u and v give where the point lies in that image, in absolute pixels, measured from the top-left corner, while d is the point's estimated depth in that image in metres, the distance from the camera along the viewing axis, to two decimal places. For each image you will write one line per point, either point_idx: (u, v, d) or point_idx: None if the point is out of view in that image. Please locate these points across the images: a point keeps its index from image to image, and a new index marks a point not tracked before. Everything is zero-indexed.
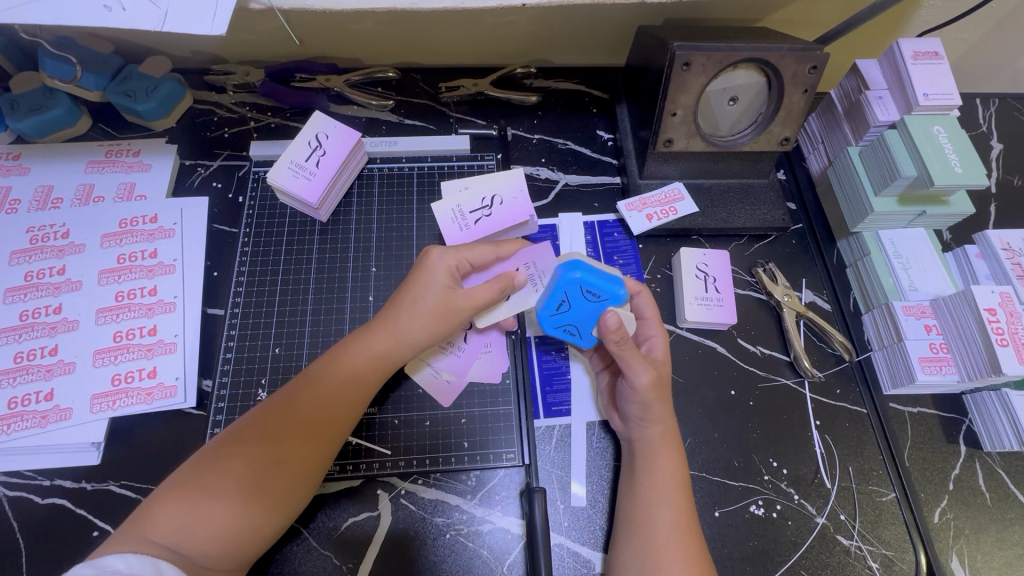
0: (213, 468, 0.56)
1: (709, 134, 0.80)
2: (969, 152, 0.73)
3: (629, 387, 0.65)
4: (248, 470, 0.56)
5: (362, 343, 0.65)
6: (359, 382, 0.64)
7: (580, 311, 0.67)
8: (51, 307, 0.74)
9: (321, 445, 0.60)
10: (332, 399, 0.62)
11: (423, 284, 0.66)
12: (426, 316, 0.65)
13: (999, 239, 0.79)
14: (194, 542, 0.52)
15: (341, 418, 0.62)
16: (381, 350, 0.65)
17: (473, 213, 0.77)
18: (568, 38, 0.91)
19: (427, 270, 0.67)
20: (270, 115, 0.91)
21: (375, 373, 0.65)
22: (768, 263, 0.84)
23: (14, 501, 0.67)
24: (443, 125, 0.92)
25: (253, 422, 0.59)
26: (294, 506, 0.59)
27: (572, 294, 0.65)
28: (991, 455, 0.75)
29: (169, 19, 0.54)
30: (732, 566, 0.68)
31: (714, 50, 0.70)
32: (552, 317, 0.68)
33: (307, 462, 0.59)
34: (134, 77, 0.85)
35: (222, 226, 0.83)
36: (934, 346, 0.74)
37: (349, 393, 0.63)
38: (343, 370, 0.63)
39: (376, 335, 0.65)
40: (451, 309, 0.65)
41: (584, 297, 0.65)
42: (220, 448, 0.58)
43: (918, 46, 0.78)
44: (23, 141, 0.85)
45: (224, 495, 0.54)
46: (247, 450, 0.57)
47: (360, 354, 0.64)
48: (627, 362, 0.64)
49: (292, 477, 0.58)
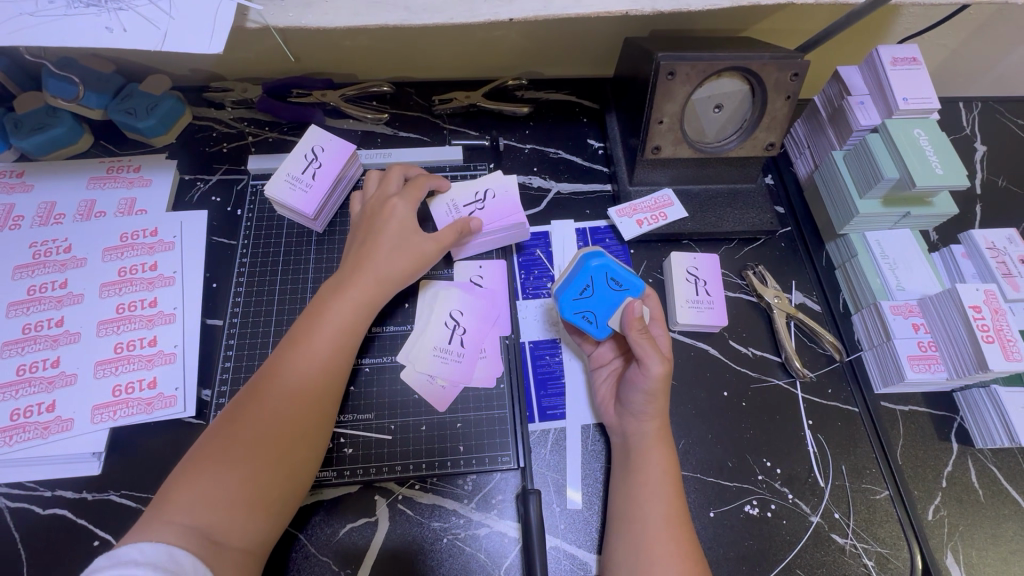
0: (222, 439, 0.57)
1: (696, 141, 0.82)
2: (948, 153, 0.75)
3: (640, 374, 0.65)
4: (254, 434, 0.58)
5: (344, 297, 0.67)
6: (346, 330, 0.66)
7: (603, 296, 0.69)
8: (53, 320, 0.76)
9: (323, 395, 0.63)
10: (323, 352, 0.64)
11: (391, 231, 0.71)
12: (396, 259, 0.70)
13: (983, 238, 0.81)
14: (215, 512, 0.53)
15: (336, 369, 0.64)
16: (367, 298, 0.68)
17: (466, 207, 0.80)
18: (558, 51, 0.93)
19: (396, 218, 0.72)
20: (268, 130, 0.93)
21: (359, 321, 0.67)
22: (758, 266, 0.85)
23: (15, 511, 0.67)
24: (437, 137, 0.94)
25: (252, 388, 0.61)
26: (309, 460, 0.61)
27: (597, 281, 0.69)
28: (983, 451, 0.76)
29: (168, 38, 0.56)
30: (728, 566, 0.69)
31: (698, 60, 0.72)
32: (572, 299, 0.70)
33: (311, 417, 0.61)
34: (137, 95, 0.87)
35: (220, 238, 0.84)
36: (922, 345, 0.75)
37: (339, 345, 0.65)
38: (329, 323, 0.65)
39: (357, 284, 0.68)
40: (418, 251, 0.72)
41: (607, 285, 0.69)
42: (224, 423, 0.59)
43: (898, 52, 0.80)
44: (26, 159, 0.87)
45: (240, 463, 0.56)
46: (251, 417, 0.59)
47: (346, 309, 0.66)
48: (639, 351, 0.64)
49: (302, 429, 0.60)
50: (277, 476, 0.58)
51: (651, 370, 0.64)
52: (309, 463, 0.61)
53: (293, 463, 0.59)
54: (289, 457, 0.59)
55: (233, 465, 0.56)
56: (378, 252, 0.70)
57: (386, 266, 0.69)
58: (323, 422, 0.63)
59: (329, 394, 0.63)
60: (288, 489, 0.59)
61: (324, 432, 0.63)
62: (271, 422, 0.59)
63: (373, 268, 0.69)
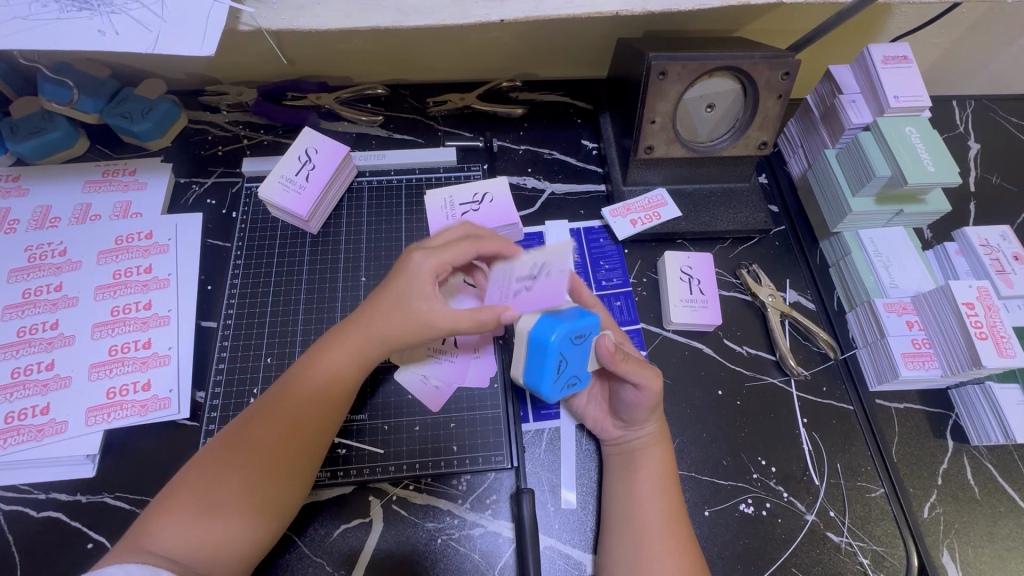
0: (207, 475, 0.58)
1: (689, 140, 0.82)
2: (940, 150, 0.75)
3: (637, 395, 0.64)
4: (238, 476, 0.58)
5: (339, 345, 0.65)
6: (338, 380, 0.64)
7: (577, 360, 0.59)
8: (48, 323, 0.76)
9: (309, 445, 0.61)
10: (311, 400, 0.63)
11: (402, 288, 0.64)
12: (399, 322, 0.63)
13: (976, 235, 0.81)
14: (193, 549, 0.53)
15: (324, 417, 0.63)
16: (360, 347, 0.65)
17: (461, 206, 0.81)
18: (551, 52, 0.93)
19: (406, 275, 0.64)
20: (263, 132, 0.93)
21: (353, 375, 0.65)
22: (751, 264, 0.85)
23: (9, 514, 0.67)
24: (431, 138, 0.94)
25: (238, 432, 0.61)
26: (290, 509, 0.60)
27: (567, 351, 0.57)
28: (979, 449, 0.76)
29: (160, 42, 0.56)
30: (724, 566, 0.69)
31: (689, 59, 0.72)
32: (552, 382, 0.59)
33: (295, 466, 0.60)
34: (132, 98, 0.88)
35: (215, 241, 0.85)
36: (916, 342, 0.75)
37: (328, 393, 0.63)
38: (321, 375, 0.63)
39: (352, 333, 0.65)
40: (428, 321, 0.62)
41: (576, 348, 0.58)
42: (210, 457, 0.59)
43: (888, 51, 0.80)
44: (22, 163, 0.87)
45: (223, 504, 0.56)
46: (236, 459, 0.59)
47: (338, 358, 0.64)
48: (635, 377, 0.63)
49: (284, 478, 0.59)
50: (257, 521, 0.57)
51: (647, 388, 0.63)
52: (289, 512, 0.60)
53: (271, 512, 0.58)
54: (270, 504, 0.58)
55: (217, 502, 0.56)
56: (378, 301, 0.65)
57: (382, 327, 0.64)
58: (307, 472, 0.62)
59: (314, 449, 0.62)
60: (265, 537, 0.58)
61: (306, 481, 0.62)
62: (255, 466, 0.58)
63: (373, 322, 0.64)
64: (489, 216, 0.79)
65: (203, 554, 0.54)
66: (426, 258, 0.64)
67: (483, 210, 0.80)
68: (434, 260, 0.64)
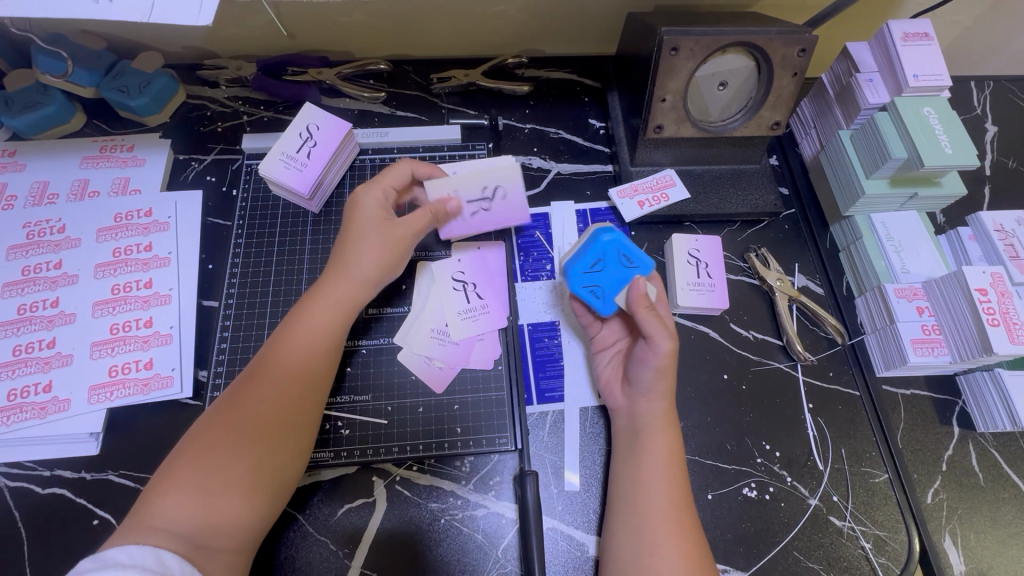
0: (201, 437, 0.58)
1: (700, 120, 0.80)
2: (958, 132, 0.73)
3: (647, 351, 0.65)
4: (234, 435, 0.58)
5: (322, 298, 0.67)
6: (326, 333, 0.66)
7: (612, 274, 0.69)
8: (48, 301, 0.75)
9: (301, 401, 0.62)
10: (297, 359, 0.63)
11: (359, 230, 0.70)
12: (375, 252, 0.69)
13: (991, 220, 0.79)
14: (197, 516, 0.53)
15: (314, 376, 0.64)
16: (341, 298, 0.68)
17: (470, 206, 0.72)
18: (558, 26, 0.90)
19: (360, 215, 0.71)
20: (263, 109, 0.91)
21: (338, 327, 0.67)
22: (760, 248, 0.84)
23: (14, 490, 0.68)
24: (435, 116, 0.92)
25: (232, 393, 0.61)
26: (291, 473, 0.61)
27: (607, 255, 0.69)
28: (984, 436, 0.75)
29: (156, 11, 0.54)
30: (725, 548, 0.69)
31: (702, 34, 0.70)
32: (581, 275, 0.69)
33: (291, 428, 0.61)
34: (130, 72, 0.86)
35: (216, 219, 0.84)
36: (925, 328, 0.74)
37: (316, 350, 0.65)
38: (307, 329, 0.65)
39: (333, 287, 0.68)
40: (393, 240, 0.70)
41: (618, 261, 0.69)
42: (203, 424, 0.59)
43: (909, 27, 0.78)
44: (18, 138, 0.86)
45: (220, 462, 0.56)
46: (229, 419, 0.59)
47: (321, 309, 0.66)
48: (647, 326, 0.64)
49: (279, 437, 0.60)
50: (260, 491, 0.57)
51: (656, 348, 0.64)
52: (291, 479, 0.61)
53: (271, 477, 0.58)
54: (272, 469, 0.58)
55: (214, 463, 0.56)
56: (349, 251, 0.69)
57: (361, 270, 0.69)
58: (303, 432, 0.62)
59: (304, 407, 0.62)
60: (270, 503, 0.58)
61: (304, 445, 0.62)
62: (250, 423, 0.59)
63: (351, 269, 0.68)
64: (504, 217, 0.74)
65: (205, 521, 0.54)
66: (370, 193, 0.71)
67: (496, 210, 0.73)
68: (376, 192, 0.72)
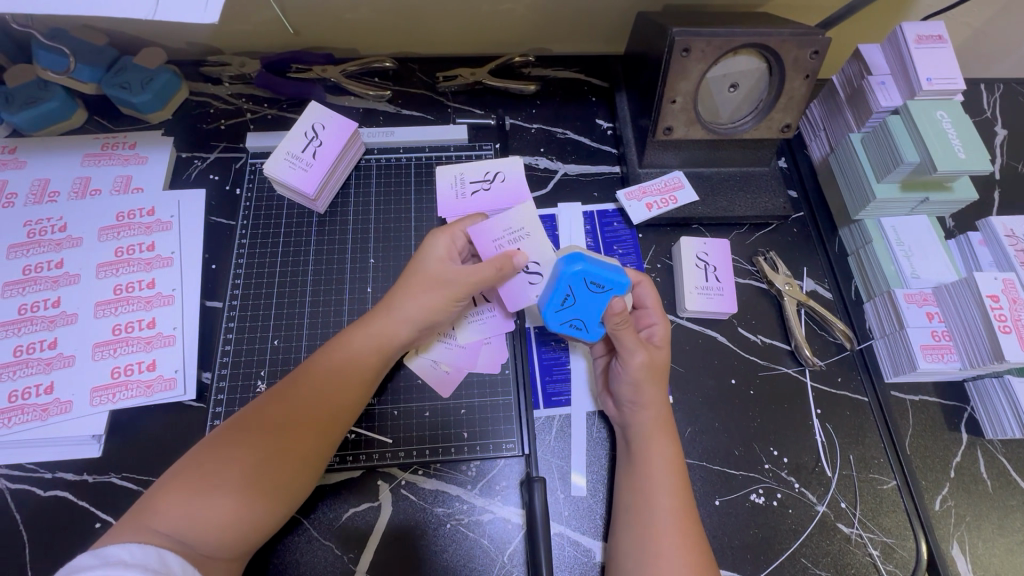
0: (216, 454, 0.56)
1: (709, 122, 0.79)
2: (971, 136, 0.72)
3: (621, 366, 0.67)
4: (251, 459, 0.56)
5: (363, 333, 0.66)
6: (362, 370, 0.65)
7: (585, 304, 0.64)
8: (50, 300, 0.74)
9: (325, 432, 0.61)
10: (329, 390, 0.62)
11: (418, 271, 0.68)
12: (425, 298, 0.66)
13: (1002, 225, 0.78)
14: (199, 529, 0.52)
15: (340, 414, 0.62)
16: (384, 335, 0.66)
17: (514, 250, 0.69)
18: (566, 25, 0.89)
19: (422, 257, 0.68)
20: (267, 106, 0.90)
21: (374, 366, 0.66)
22: (768, 251, 0.83)
23: (15, 492, 0.67)
24: (441, 115, 0.91)
25: (258, 414, 0.60)
26: (295, 498, 0.59)
27: (577, 288, 0.63)
28: (993, 443, 0.75)
29: (161, 8, 0.52)
30: (733, 554, 0.68)
31: (714, 36, 0.69)
32: (557, 311, 0.65)
33: (305, 461, 0.59)
34: (131, 68, 0.84)
35: (219, 218, 0.83)
36: (935, 334, 0.73)
37: (348, 382, 0.63)
38: (342, 365, 0.64)
39: (378, 325, 0.66)
40: (447, 288, 0.66)
41: (587, 290, 0.63)
42: (221, 440, 0.58)
43: (922, 30, 0.77)
44: (18, 134, 0.85)
45: (231, 484, 0.55)
46: (249, 442, 0.57)
47: (361, 345, 0.65)
48: (622, 341, 0.65)
49: (294, 468, 0.58)
50: (264, 508, 0.56)
51: (630, 361, 0.66)
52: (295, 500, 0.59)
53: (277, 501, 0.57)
54: (282, 489, 0.57)
55: (225, 483, 0.54)
56: (400, 288, 0.68)
57: (408, 312, 0.66)
58: (313, 468, 0.60)
59: (323, 444, 0.61)
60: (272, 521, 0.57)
61: (313, 477, 0.61)
62: (268, 450, 0.57)
63: (397, 308, 0.66)
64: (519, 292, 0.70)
65: (209, 536, 0.53)
66: (438, 238, 0.68)
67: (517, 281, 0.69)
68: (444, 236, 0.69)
